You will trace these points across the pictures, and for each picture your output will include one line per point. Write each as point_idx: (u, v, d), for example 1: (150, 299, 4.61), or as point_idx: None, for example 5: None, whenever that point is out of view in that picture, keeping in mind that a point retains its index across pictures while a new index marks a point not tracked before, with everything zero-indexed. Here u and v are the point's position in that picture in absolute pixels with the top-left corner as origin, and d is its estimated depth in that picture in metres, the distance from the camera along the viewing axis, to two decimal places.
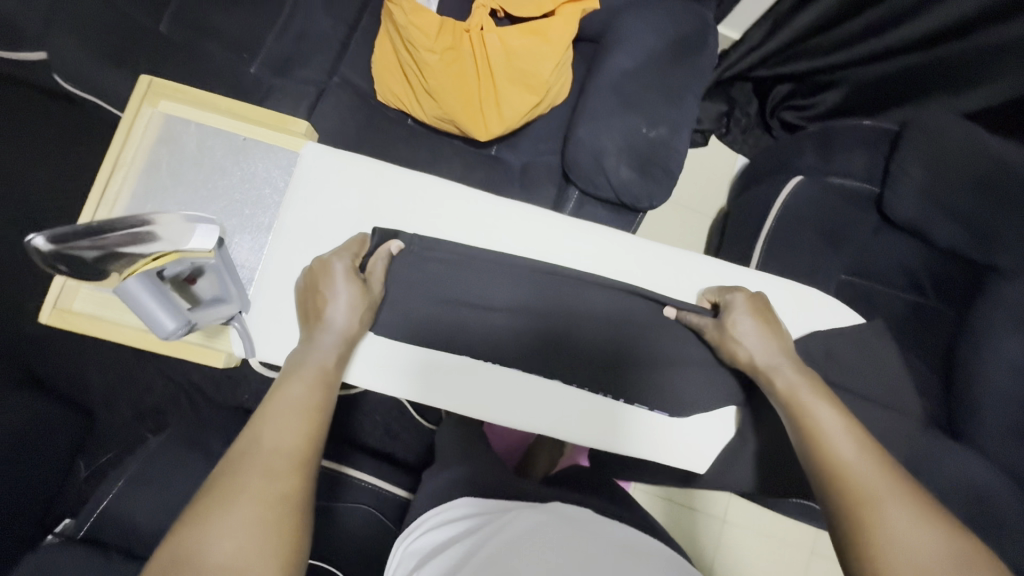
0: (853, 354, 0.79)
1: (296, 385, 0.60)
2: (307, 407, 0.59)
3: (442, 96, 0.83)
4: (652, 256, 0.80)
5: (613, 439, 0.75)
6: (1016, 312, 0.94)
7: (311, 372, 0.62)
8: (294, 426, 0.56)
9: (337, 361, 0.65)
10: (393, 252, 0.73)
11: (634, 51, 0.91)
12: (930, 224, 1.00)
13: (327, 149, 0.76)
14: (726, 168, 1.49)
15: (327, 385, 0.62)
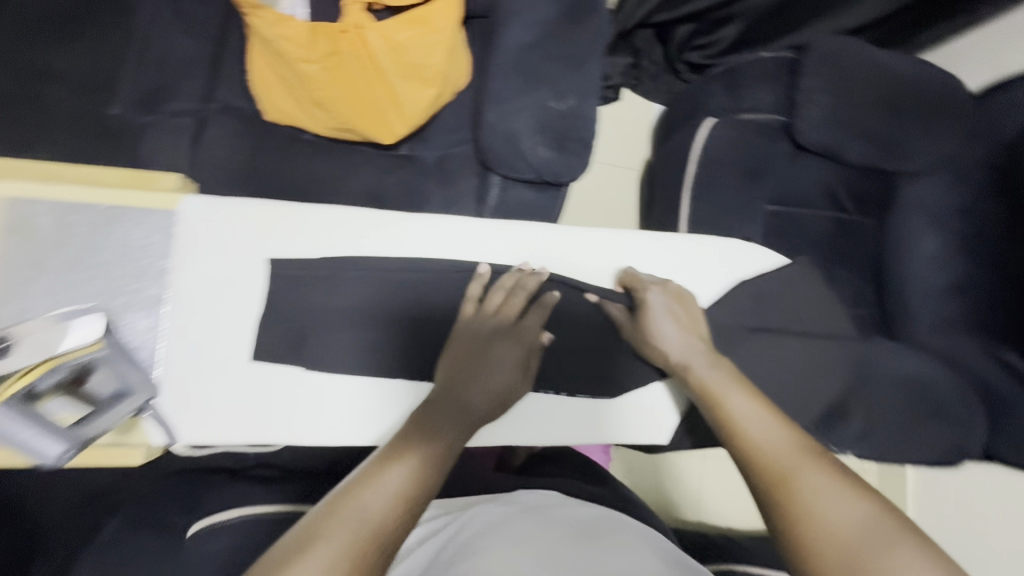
0: (785, 290, 0.83)
1: (411, 467, 0.55)
2: (417, 484, 0.54)
3: (335, 106, 0.78)
4: (586, 235, 0.79)
5: (577, 430, 0.75)
6: (930, 211, 1.05)
7: (431, 458, 0.57)
8: (394, 507, 0.51)
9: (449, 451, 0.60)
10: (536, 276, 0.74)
11: (528, 21, 0.86)
12: (840, 143, 1.03)
13: (207, 200, 0.69)
14: (642, 119, 1.50)
15: (449, 457, 0.59)
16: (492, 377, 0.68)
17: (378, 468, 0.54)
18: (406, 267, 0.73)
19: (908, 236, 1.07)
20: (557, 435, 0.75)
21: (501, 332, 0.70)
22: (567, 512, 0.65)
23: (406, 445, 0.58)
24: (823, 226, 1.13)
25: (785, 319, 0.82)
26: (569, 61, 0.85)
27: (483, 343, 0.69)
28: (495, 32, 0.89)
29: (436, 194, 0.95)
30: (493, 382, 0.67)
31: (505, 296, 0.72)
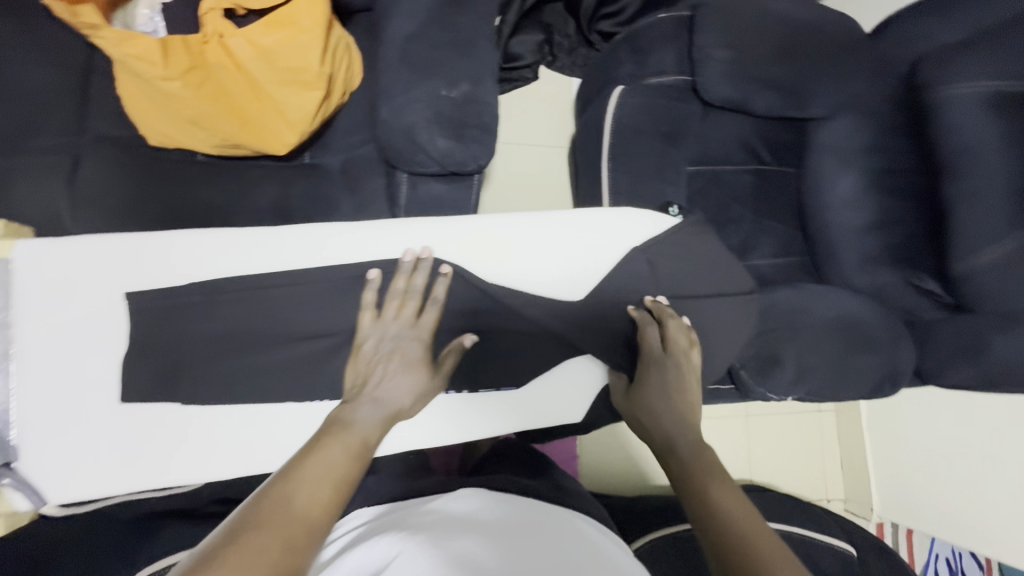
0: (693, 249, 0.84)
1: (336, 451, 0.58)
2: (338, 475, 0.55)
3: (209, 122, 0.75)
4: (494, 222, 0.78)
5: (505, 422, 0.77)
6: (840, 151, 1.06)
7: (354, 441, 0.59)
8: (320, 490, 0.53)
9: (377, 434, 0.63)
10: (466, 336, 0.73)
11: (411, 11, 0.83)
12: (746, 95, 1.04)
13: (47, 243, 0.68)
14: (564, 94, 1.49)
15: (365, 448, 0.60)
16: (402, 383, 0.66)
17: (292, 471, 0.54)
18: (289, 280, 0.71)
19: (826, 176, 1.08)
20: (489, 429, 0.77)
21: (404, 336, 0.68)
22: (490, 513, 0.63)
23: (314, 445, 0.58)
24: (743, 180, 1.14)
25: (701, 278, 0.84)
26: (456, 46, 0.82)
27: (388, 351, 0.67)
28: (383, 27, 0.87)
29: (345, 200, 0.92)
30: (404, 385, 0.66)
31: (402, 300, 0.70)
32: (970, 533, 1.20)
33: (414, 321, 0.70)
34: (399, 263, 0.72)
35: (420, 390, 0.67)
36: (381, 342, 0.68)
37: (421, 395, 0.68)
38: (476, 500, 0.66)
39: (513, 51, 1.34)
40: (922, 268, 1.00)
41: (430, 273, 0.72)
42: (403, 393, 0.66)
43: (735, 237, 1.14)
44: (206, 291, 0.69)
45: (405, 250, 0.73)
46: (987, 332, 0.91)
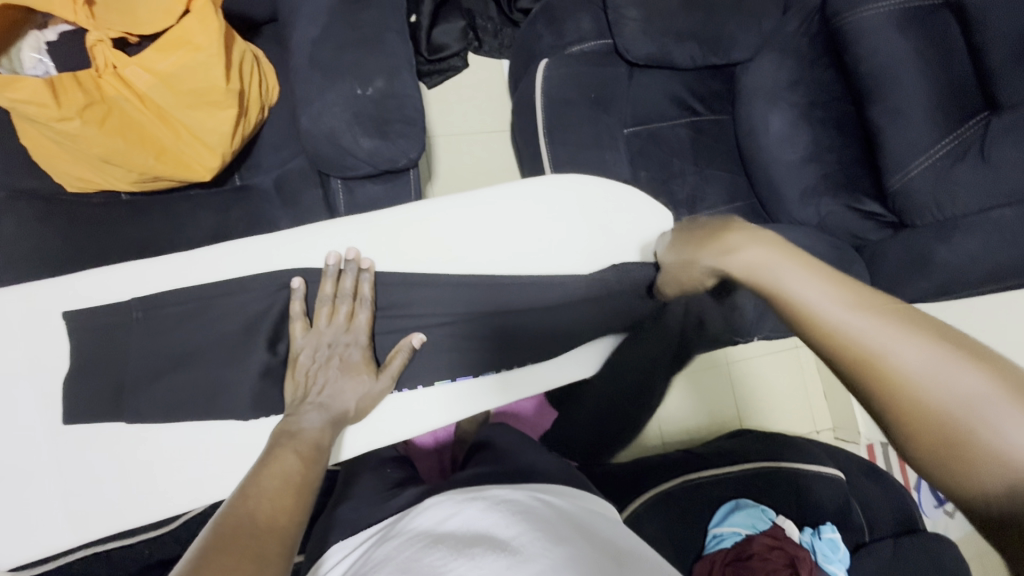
0: (620, 204, 0.83)
1: (290, 457, 0.60)
2: (295, 479, 0.58)
3: (122, 158, 0.72)
4: (432, 211, 0.77)
5: (468, 407, 0.75)
6: (764, 90, 1.08)
7: (305, 446, 0.62)
8: (280, 496, 0.55)
9: (326, 438, 0.65)
10: (416, 345, 0.73)
11: (313, 16, 0.83)
12: (667, 50, 1.05)
13: None
14: (497, 77, 1.46)
15: (318, 452, 0.63)
16: (346, 387, 0.68)
17: (249, 488, 0.55)
18: (212, 290, 0.70)
19: (758, 117, 1.09)
20: (450, 416, 0.75)
21: (340, 340, 0.70)
22: (454, 520, 0.60)
23: (267, 459, 0.60)
24: (680, 134, 1.15)
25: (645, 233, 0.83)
26: (366, 42, 0.81)
27: (327, 355, 0.69)
28: (289, 34, 0.85)
29: (285, 215, 0.91)
30: (348, 389, 0.68)
31: (333, 304, 0.70)
32: None
33: (349, 325, 0.71)
34: (326, 265, 0.71)
35: (364, 392, 0.69)
36: (317, 351, 0.69)
37: (365, 396, 0.69)
38: (443, 507, 0.64)
39: (438, 41, 1.32)
40: (859, 190, 1.03)
41: (357, 273, 0.71)
42: (348, 397, 0.68)
43: (682, 191, 1.14)
44: (129, 317, 0.69)
45: (330, 252, 0.72)
46: (928, 243, 0.95)
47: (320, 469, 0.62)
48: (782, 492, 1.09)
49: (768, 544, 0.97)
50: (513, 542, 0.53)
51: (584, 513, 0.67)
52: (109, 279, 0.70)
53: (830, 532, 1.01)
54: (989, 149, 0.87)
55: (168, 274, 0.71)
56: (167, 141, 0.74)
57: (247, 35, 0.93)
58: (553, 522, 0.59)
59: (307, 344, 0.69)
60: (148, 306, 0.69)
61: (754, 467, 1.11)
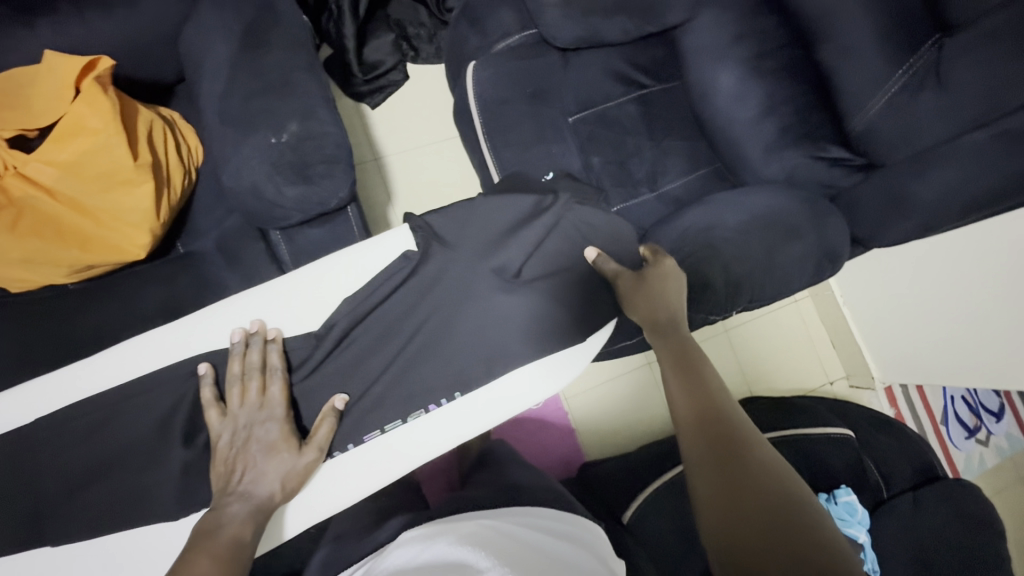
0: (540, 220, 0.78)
1: (207, 561, 0.59)
2: None
3: (44, 257, 0.71)
4: (348, 266, 0.74)
5: (409, 458, 0.73)
6: (707, 49, 1.00)
7: (223, 545, 0.61)
8: None
9: (251, 531, 0.63)
10: (339, 407, 0.71)
11: (216, 70, 0.80)
12: (596, 27, 0.99)
13: None
14: (440, 83, 1.41)
15: (239, 543, 0.62)
16: (267, 468, 0.66)
17: None
18: (151, 376, 0.69)
19: (706, 79, 1.01)
20: (393, 470, 0.72)
21: (256, 420, 0.67)
22: (427, 553, 0.59)
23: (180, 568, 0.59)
24: (628, 111, 1.10)
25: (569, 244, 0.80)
26: (273, 88, 0.78)
27: (247, 431, 0.67)
28: (198, 93, 0.82)
29: (232, 277, 0.89)
30: (270, 470, 0.66)
31: (244, 383, 0.68)
32: (961, 368, 1.20)
33: (262, 401, 0.68)
34: (232, 345, 0.70)
35: (288, 468, 0.67)
36: (234, 435, 0.67)
37: (291, 473, 0.67)
38: (413, 543, 0.64)
39: (370, 59, 1.30)
40: (821, 138, 0.96)
41: (263, 345, 0.70)
42: (270, 479, 0.66)
43: (641, 170, 1.09)
44: (81, 420, 0.68)
45: (234, 329, 0.70)
46: (900, 182, 0.89)
47: (241, 566, 0.61)
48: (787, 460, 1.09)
49: None
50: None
51: (560, 556, 0.62)
52: (54, 383, 0.69)
53: (845, 496, 1.03)
54: (945, 72, 0.83)
55: (111, 368, 0.69)
56: (87, 230, 0.73)
57: (160, 99, 0.91)
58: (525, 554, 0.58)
59: (220, 427, 0.67)
60: (97, 401, 0.68)
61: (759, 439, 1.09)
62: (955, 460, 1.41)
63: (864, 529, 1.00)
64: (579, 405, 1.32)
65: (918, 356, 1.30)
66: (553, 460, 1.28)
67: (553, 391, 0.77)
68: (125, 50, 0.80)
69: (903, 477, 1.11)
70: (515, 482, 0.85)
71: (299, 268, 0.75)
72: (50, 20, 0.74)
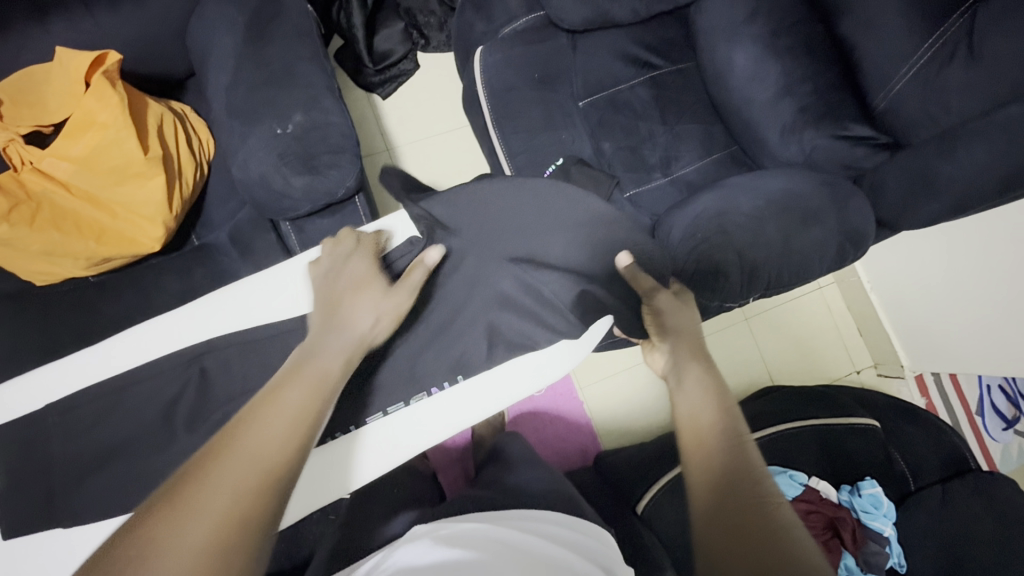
0: (539, 204, 0.78)
1: (294, 393, 0.55)
2: (298, 414, 0.54)
3: (62, 250, 0.73)
4: None
5: (413, 442, 0.71)
6: (722, 26, 0.97)
7: (312, 376, 0.57)
8: (275, 434, 0.51)
9: (343, 366, 0.60)
10: (430, 259, 0.70)
11: (222, 63, 0.80)
12: (603, 8, 0.97)
13: None
14: (451, 71, 1.40)
15: (315, 399, 0.56)
16: (360, 300, 0.64)
17: (240, 433, 0.51)
18: (164, 364, 0.71)
19: (721, 57, 0.98)
20: (394, 453, 0.71)
21: (347, 261, 0.68)
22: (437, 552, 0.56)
23: (236, 422, 0.52)
24: (641, 93, 1.06)
25: (571, 228, 0.79)
26: (277, 79, 0.79)
27: (352, 279, 0.66)
28: (207, 87, 0.84)
29: (244, 268, 0.90)
30: (362, 302, 0.64)
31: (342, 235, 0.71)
32: (989, 356, 1.15)
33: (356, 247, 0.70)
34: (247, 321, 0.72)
35: (378, 304, 0.65)
36: (327, 274, 0.67)
37: (381, 308, 0.65)
38: (417, 542, 0.59)
39: (380, 49, 1.29)
40: (842, 116, 0.91)
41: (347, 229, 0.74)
42: (364, 310, 0.64)
43: (654, 154, 1.06)
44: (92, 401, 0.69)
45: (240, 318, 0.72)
46: (928, 160, 0.84)
47: (326, 400, 0.57)
48: (810, 452, 1.07)
49: (804, 510, 0.98)
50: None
51: (570, 556, 0.58)
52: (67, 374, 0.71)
53: (869, 488, 1.01)
54: (979, 46, 0.79)
55: (127, 357, 0.71)
56: (104, 222, 0.75)
57: (173, 94, 0.92)
58: (539, 555, 0.57)
59: (331, 257, 0.68)
60: (114, 389, 0.70)
61: (779, 429, 1.07)
62: (990, 451, 1.34)
63: (890, 523, 0.98)
64: (594, 394, 1.30)
65: (943, 344, 1.25)
66: (567, 450, 1.27)
67: (557, 378, 0.76)
68: (135, 45, 0.81)
69: (931, 469, 1.07)
70: (526, 478, 0.83)
71: (298, 256, 0.75)
72: (63, 19, 0.76)
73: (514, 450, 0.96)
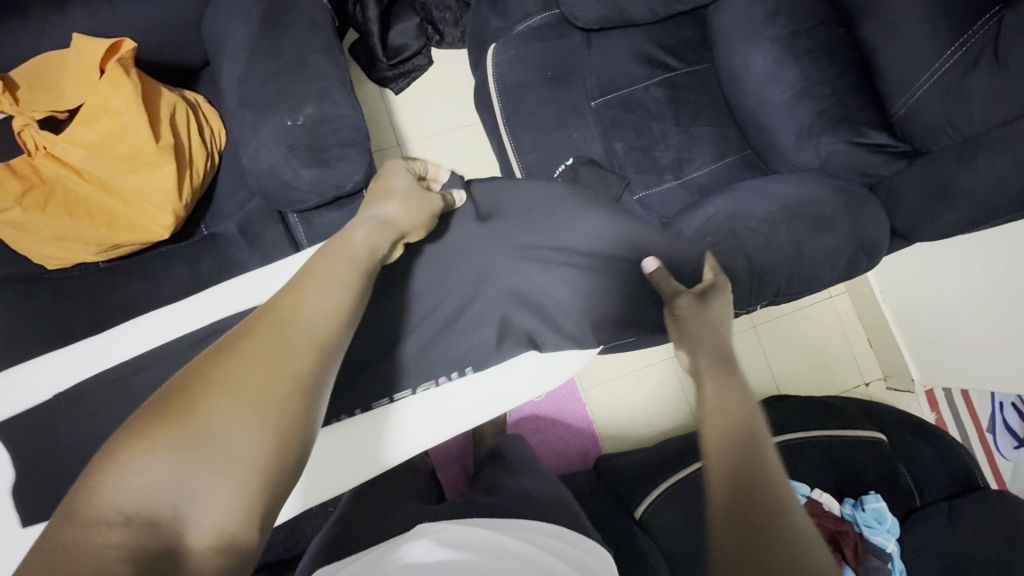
0: (556, 204, 0.80)
1: (330, 267, 0.54)
2: (345, 282, 0.54)
3: (72, 235, 0.74)
4: None
5: (420, 433, 0.70)
6: (741, 27, 0.95)
7: (347, 251, 0.57)
8: (321, 300, 0.50)
9: (377, 243, 0.61)
10: (459, 199, 0.77)
11: (235, 54, 0.81)
12: (620, 8, 0.96)
13: None
14: (465, 68, 1.40)
15: (359, 276, 0.56)
16: (399, 185, 0.68)
17: (290, 291, 0.50)
18: (168, 352, 0.71)
19: (737, 59, 0.96)
20: (401, 443, 0.70)
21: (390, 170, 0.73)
22: (439, 552, 0.55)
23: (288, 290, 0.50)
24: (654, 94, 1.05)
25: (582, 229, 0.80)
26: (290, 71, 0.79)
27: (383, 191, 0.67)
28: (220, 77, 0.84)
29: (251, 259, 0.90)
30: (400, 188, 0.68)
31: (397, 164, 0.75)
32: (1003, 371, 1.12)
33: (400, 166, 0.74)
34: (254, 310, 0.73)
35: (413, 192, 0.68)
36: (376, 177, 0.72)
37: (417, 195, 0.68)
38: (419, 541, 0.59)
39: (394, 44, 1.29)
40: (859, 122, 0.89)
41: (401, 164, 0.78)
42: (401, 195, 0.67)
43: (666, 157, 1.05)
44: (98, 386, 0.70)
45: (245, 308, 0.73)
46: (947, 169, 0.82)
47: (365, 261, 0.58)
48: (814, 463, 1.06)
49: None
50: None
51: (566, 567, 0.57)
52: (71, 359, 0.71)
53: (873, 503, 0.99)
54: (1004, 50, 0.76)
55: (131, 343, 0.72)
56: (115, 209, 0.75)
57: (188, 84, 0.93)
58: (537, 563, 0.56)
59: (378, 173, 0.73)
60: (118, 374, 0.71)
61: (783, 439, 1.06)
62: (1002, 470, 1.30)
63: (894, 539, 0.96)
64: (597, 397, 1.30)
65: (956, 358, 1.23)
66: (569, 452, 1.26)
67: (556, 383, 0.76)
68: (151, 34, 0.82)
69: (939, 485, 1.04)
70: (528, 480, 0.82)
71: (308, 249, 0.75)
72: (82, 6, 0.77)
73: (515, 450, 0.96)
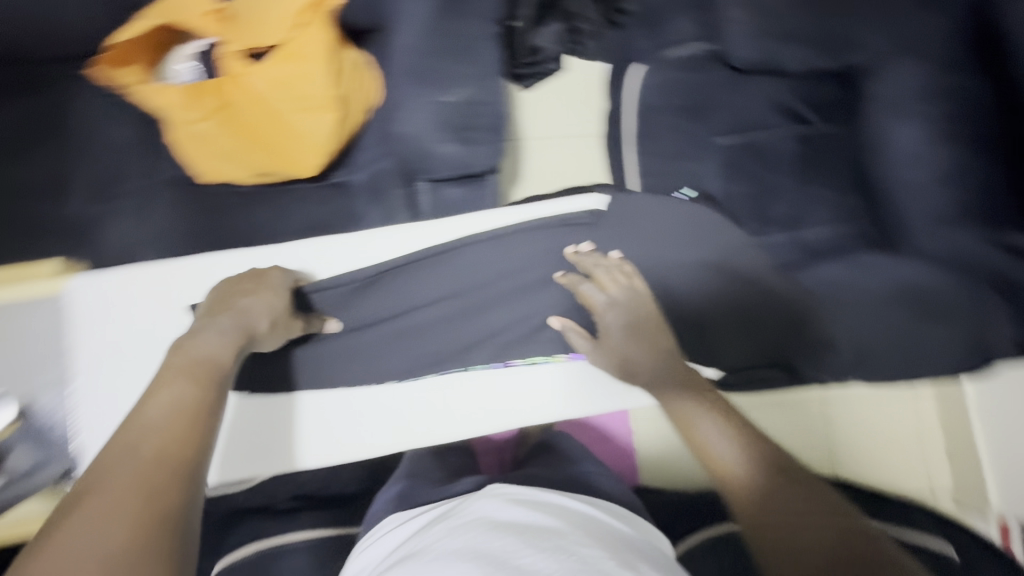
0: (689, 231, 0.91)
1: (152, 406, 0.61)
2: (174, 414, 0.60)
3: (241, 154, 0.86)
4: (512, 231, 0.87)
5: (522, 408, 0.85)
6: (895, 97, 0.88)
7: (180, 378, 0.65)
8: (152, 438, 0.57)
9: (231, 354, 0.69)
10: (333, 326, 0.83)
11: (409, 26, 0.86)
12: (774, 56, 0.97)
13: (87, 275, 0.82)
14: (594, 82, 1.43)
15: (206, 394, 0.64)
16: (256, 303, 0.74)
17: (125, 434, 0.58)
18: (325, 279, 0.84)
19: (880, 130, 0.90)
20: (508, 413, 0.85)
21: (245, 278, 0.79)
22: (515, 511, 0.60)
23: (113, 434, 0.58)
24: (786, 147, 1.02)
25: (700, 253, 0.89)
26: (456, 51, 0.84)
27: (224, 305, 0.74)
28: (390, 45, 0.91)
29: (371, 214, 0.96)
30: (259, 304, 0.74)
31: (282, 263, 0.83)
32: None
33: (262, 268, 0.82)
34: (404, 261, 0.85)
35: (275, 309, 0.76)
36: (239, 283, 0.78)
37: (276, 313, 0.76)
38: (498, 498, 0.64)
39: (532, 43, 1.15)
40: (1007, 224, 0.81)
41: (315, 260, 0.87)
42: (262, 312, 0.74)
43: (780, 211, 1.01)
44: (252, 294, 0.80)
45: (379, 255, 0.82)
46: None
47: (215, 382, 0.66)
48: None
49: None
50: (579, 547, 0.52)
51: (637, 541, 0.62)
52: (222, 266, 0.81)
53: None
54: None
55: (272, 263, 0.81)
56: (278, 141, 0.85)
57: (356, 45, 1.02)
58: (610, 537, 0.59)
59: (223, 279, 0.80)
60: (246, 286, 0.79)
61: None
62: None
63: None
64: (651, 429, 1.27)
65: None
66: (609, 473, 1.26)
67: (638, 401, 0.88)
68: None
69: None
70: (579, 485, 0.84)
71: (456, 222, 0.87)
72: None
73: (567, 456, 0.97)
